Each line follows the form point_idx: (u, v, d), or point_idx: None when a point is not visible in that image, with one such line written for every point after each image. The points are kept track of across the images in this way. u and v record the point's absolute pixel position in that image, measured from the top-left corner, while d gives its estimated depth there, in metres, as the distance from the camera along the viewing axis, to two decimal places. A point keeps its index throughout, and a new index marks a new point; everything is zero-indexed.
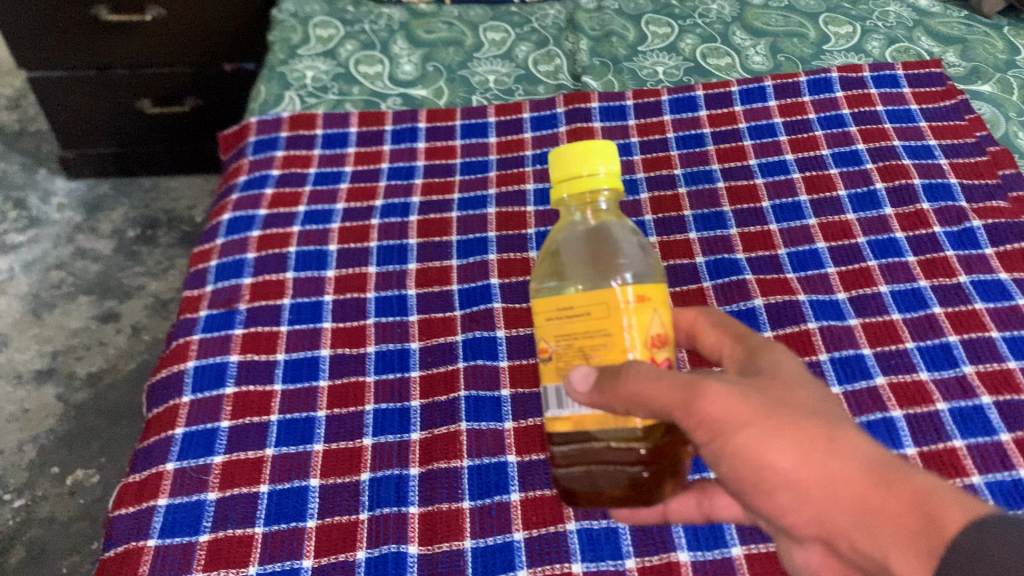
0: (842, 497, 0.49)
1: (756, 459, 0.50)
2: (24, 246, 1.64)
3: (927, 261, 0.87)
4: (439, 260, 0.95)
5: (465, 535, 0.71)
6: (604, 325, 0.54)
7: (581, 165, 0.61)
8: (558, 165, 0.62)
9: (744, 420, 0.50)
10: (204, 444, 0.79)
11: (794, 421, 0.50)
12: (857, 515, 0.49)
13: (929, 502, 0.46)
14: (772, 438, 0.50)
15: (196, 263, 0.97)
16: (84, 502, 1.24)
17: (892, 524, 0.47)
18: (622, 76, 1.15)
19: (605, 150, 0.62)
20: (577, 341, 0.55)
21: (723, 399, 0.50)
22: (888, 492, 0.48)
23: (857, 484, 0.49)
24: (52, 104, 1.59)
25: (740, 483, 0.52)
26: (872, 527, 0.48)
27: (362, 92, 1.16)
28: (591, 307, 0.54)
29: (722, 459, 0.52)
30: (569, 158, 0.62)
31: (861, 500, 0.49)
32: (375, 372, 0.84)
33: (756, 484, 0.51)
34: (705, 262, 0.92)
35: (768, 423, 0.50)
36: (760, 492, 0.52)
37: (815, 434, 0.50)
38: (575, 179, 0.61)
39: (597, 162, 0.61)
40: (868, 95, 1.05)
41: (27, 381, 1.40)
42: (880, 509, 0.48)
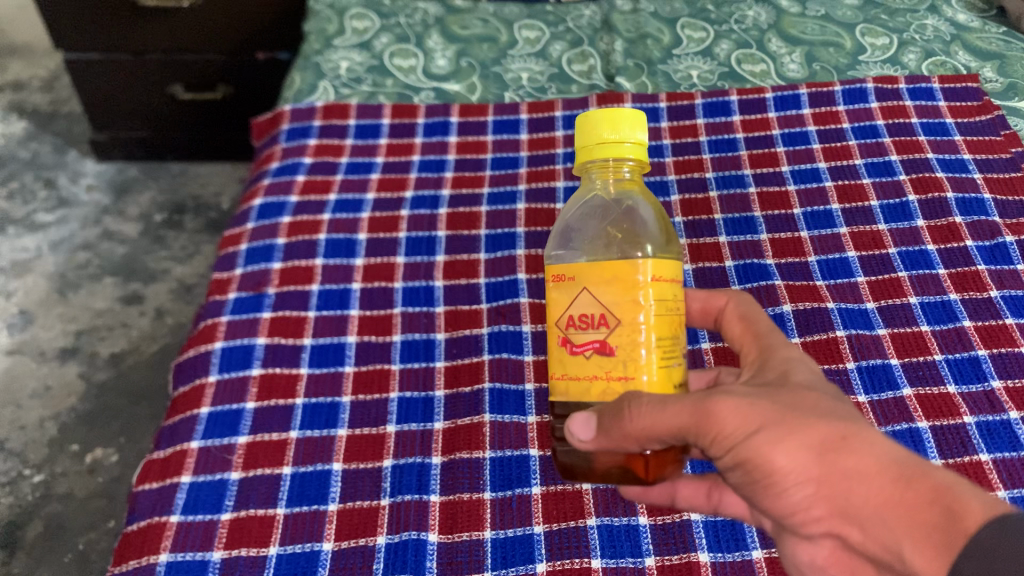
0: (860, 492, 0.48)
1: (766, 463, 0.50)
2: (52, 226, 1.65)
3: (958, 275, 0.87)
4: (467, 253, 0.95)
5: (485, 526, 0.71)
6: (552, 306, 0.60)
7: (612, 133, 0.61)
8: (584, 130, 0.62)
9: (745, 434, 0.50)
10: (229, 424, 0.79)
11: (805, 421, 0.50)
12: (870, 513, 0.48)
13: (949, 497, 0.45)
14: (783, 440, 0.50)
15: (226, 246, 0.98)
16: (103, 481, 1.25)
17: (914, 516, 0.46)
18: (656, 78, 1.15)
19: (634, 118, 0.61)
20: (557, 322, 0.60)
21: (728, 413, 0.50)
22: (907, 488, 0.47)
23: (873, 479, 0.48)
24: (86, 87, 1.60)
25: (751, 483, 0.53)
26: (887, 523, 0.47)
27: (395, 84, 1.17)
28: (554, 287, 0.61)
29: (737, 464, 0.52)
30: (597, 124, 0.61)
31: (878, 494, 0.48)
32: (401, 361, 0.84)
33: (767, 486, 0.52)
34: (734, 266, 0.91)
35: (780, 427, 0.50)
36: (769, 490, 0.52)
37: (827, 433, 0.50)
38: (602, 146, 0.61)
39: (624, 131, 0.61)
40: (903, 107, 1.04)
41: (51, 358, 1.41)
42: (900, 504, 0.47)
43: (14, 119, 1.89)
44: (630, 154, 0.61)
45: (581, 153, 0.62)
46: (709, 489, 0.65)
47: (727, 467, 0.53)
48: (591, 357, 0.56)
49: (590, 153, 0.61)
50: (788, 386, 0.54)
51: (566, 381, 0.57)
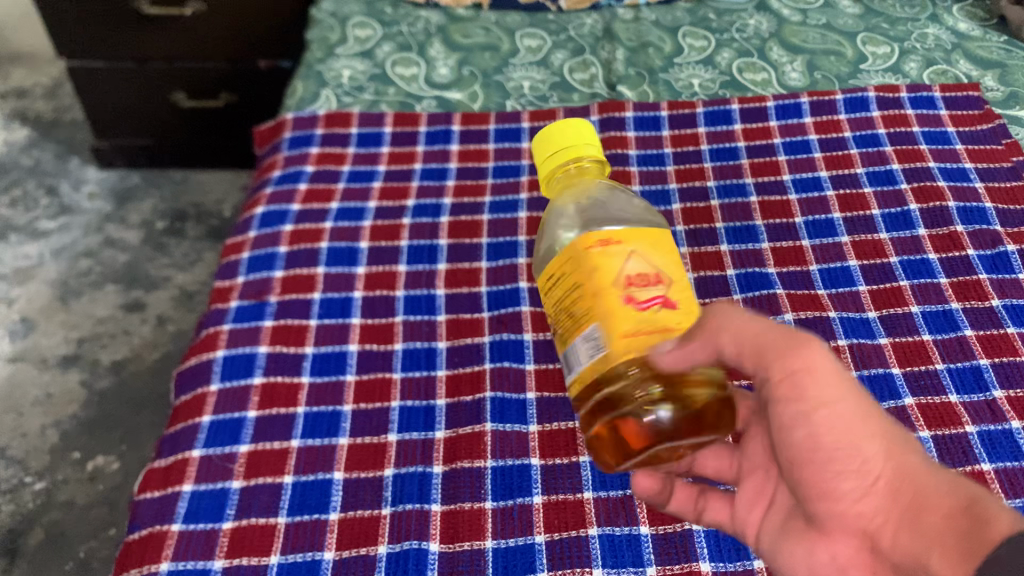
0: (909, 488, 0.55)
1: (839, 432, 0.56)
2: (55, 233, 1.65)
3: (959, 284, 0.87)
4: (469, 262, 0.95)
5: (487, 536, 0.71)
6: (575, 278, 0.59)
7: (574, 136, 0.69)
8: (542, 149, 0.70)
9: (840, 394, 0.57)
10: (230, 433, 0.79)
11: (877, 414, 0.58)
12: (913, 506, 0.55)
13: (975, 503, 0.51)
14: (860, 416, 0.57)
15: (228, 254, 0.98)
16: (104, 489, 1.25)
17: (950, 519, 0.53)
18: (657, 87, 1.15)
19: (590, 134, 0.70)
20: (570, 303, 0.59)
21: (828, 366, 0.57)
22: (951, 493, 0.54)
23: (926, 481, 0.55)
24: (91, 97, 1.61)
25: (808, 446, 0.57)
26: (926, 519, 0.54)
27: (397, 93, 1.17)
28: (563, 268, 0.60)
29: (808, 425, 0.57)
30: (554, 136, 0.69)
31: (926, 496, 0.55)
32: (402, 369, 0.84)
33: (826, 452, 0.57)
34: (736, 275, 0.91)
35: (859, 404, 0.57)
36: (824, 457, 0.57)
37: (893, 431, 0.57)
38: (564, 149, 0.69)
39: (577, 133, 0.69)
40: (904, 116, 1.04)
41: (53, 366, 1.41)
42: (942, 507, 0.54)
43: (17, 127, 1.90)
44: (593, 153, 0.68)
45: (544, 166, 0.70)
46: (696, 495, 0.68)
47: (790, 424, 0.58)
48: (661, 311, 0.57)
49: (555, 159, 0.69)
50: None
51: (638, 338, 0.56)
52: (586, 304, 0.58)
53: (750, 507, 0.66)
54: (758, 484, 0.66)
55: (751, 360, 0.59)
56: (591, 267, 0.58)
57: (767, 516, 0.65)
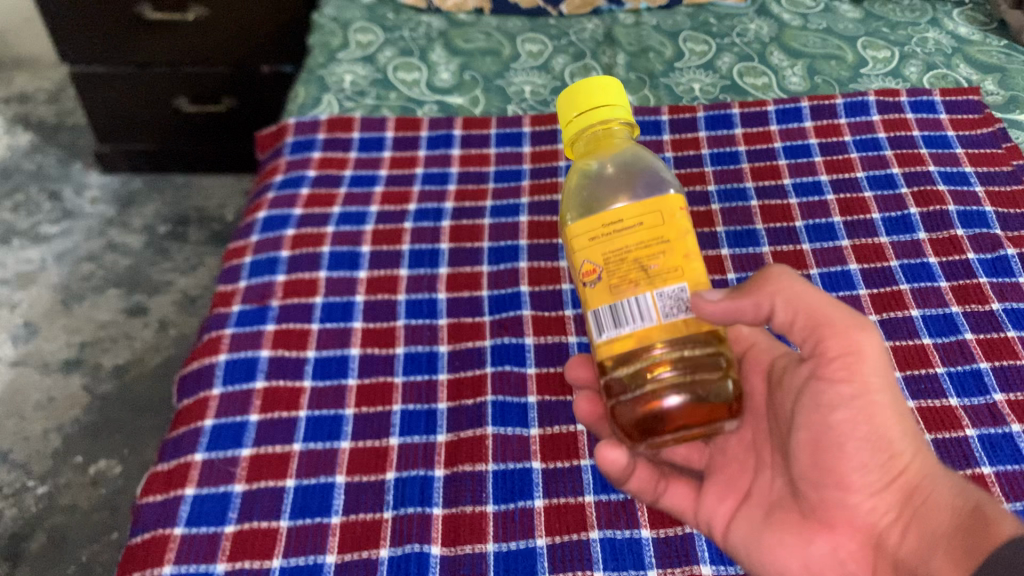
0: (923, 488, 0.58)
1: (874, 417, 0.59)
2: (57, 238, 1.66)
3: (959, 288, 0.87)
4: (470, 266, 0.95)
5: (488, 539, 0.71)
6: (662, 231, 0.58)
7: (598, 97, 0.67)
8: (572, 106, 0.68)
9: (886, 383, 0.59)
10: (232, 436, 0.80)
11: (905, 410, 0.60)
12: (925, 507, 0.58)
13: (984, 506, 0.55)
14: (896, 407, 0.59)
15: (230, 259, 0.98)
16: (106, 493, 1.25)
17: (959, 519, 0.56)
18: (658, 92, 1.15)
19: (616, 92, 0.68)
20: (634, 253, 0.58)
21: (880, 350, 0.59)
22: (962, 495, 0.57)
23: (940, 481, 0.58)
24: (95, 104, 1.62)
25: (841, 431, 0.59)
26: (934, 521, 0.57)
27: (398, 97, 1.18)
28: (645, 217, 0.58)
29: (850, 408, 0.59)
30: (587, 94, 0.67)
31: (938, 497, 0.58)
32: (404, 373, 0.85)
33: (855, 439, 0.59)
34: (736, 279, 0.91)
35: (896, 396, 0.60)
36: (852, 446, 0.59)
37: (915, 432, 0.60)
38: (592, 111, 0.67)
39: (609, 95, 0.67)
40: (904, 120, 1.04)
41: (55, 370, 1.42)
42: (952, 507, 0.57)
43: (20, 131, 1.90)
44: (617, 115, 0.66)
45: (571, 127, 0.68)
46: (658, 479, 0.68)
47: (833, 407, 0.59)
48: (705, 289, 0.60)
49: (580, 121, 0.67)
50: None
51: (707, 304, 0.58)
52: (674, 261, 0.58)
53: (720, 500, 0.67)
54: (732, 475, 0.67)
55: (802, 333, 0.62)
56: (683, 229, 0.59)
57: (739, 510, 0.66)
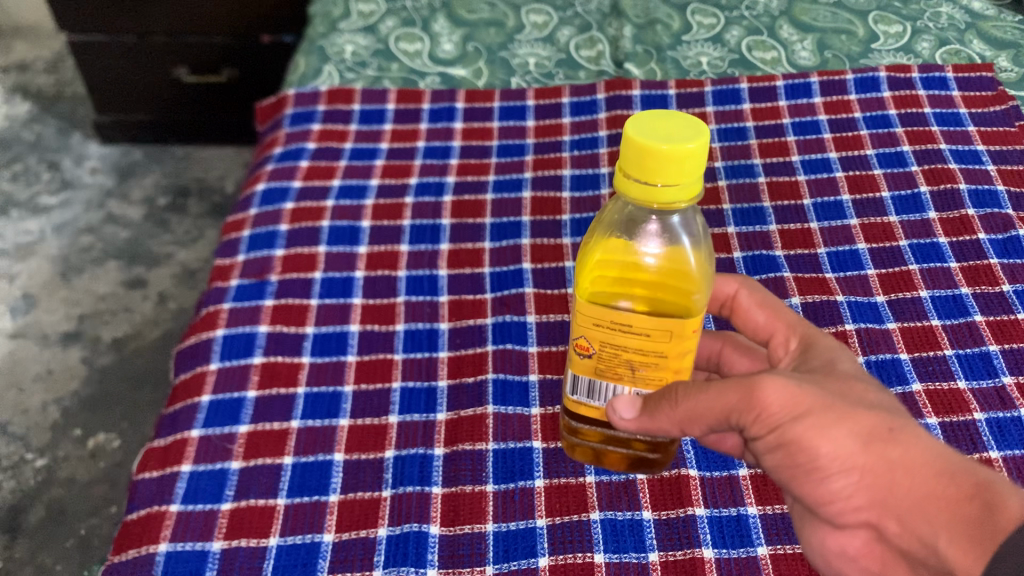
0: (902, 483, 0.52)
1: (810, 448, 0.54)
2: (56, 209, 1.64)
3: (969, 268, 0.85)
4: (472, 242, 0.94)
5: (488, 519, 0.70)
6: (663, 347, 0.56)
7: (654, 172, 0.51)
8: (633, 161, 0.51)
9: (802, 410, 0.53)
10: (230, 413, 0.78)
11: (846, 412, 0.53)
12: (912, 500, 0.52)
13: (983, 493, 0.49)
14: (830, 425, 0.53)
15: (228, 232, 0.97)
16: (105, 466, 1.24)
17: (953, 511, 0.50)
18: (665, 65, 1.13)
19: (678, 153, 0.50)
20: (628, 354, 0.58)
21: (779, 388, 0.53)
22: (951, 481, 0.51)
23: (920, 470, 0.52)
24: (93, 74, 1.60)
25: (791, 467, 0.56)
26: (930, 512, 0.51)
27: (400, 69, 1.16)
28: (654, 333, 0.56)
29: (780, 446, 0.55)
30: (655, 165, 0.50)
31: (923, 487, 0.51)
32: (404, 350, 0.83)
33: (809, 468, 0.55)
34: (742, 257, 0.89)
35: (827, 412, 0.53)
36: (810, 474, 0.55)
37: (875, 424, 0.53)
38: (646, 188, 0.51)
39: (680, 175, 0.51)
40: (915, 97, 1.02)
41: (54, 343, 1.41)
42: (945, 496, 0.50)
43: (18, 101, 1.88)
44: (677, 203, 0.52)
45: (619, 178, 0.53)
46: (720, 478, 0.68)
47: (772, 455, 0.56)
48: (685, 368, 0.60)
49: (631, 190, 0.52)
50: (835, 376, 0.57)
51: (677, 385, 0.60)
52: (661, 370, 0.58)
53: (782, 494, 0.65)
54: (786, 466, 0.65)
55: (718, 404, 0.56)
56: (683, 352, 0.57)
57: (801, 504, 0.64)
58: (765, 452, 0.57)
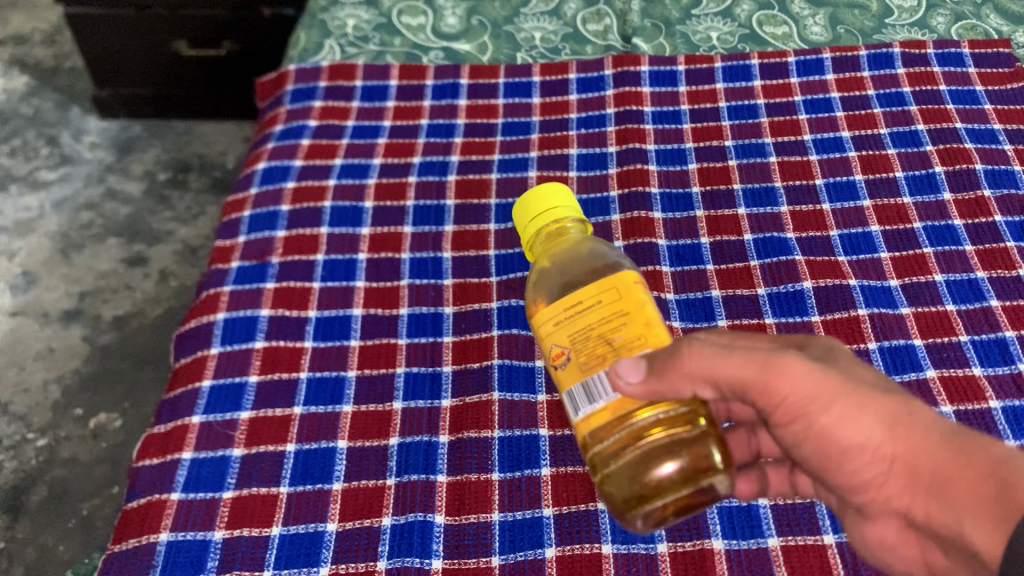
0: (923, 467, 0.52)
1: (836, 438, 0.53)
2: (55, 184, 1.62)
3: (986, 251, 0.83)
4: (477, 224, 0.92)
5: (493, 508, 0.69)
6: (621, 303, 0.56)
7: (546, 201, 0.65)
8: (521, 213, 0.66)
9: (826, 399, 0.52)
10: (232, 398, 0.77)
11: (867, 397, 0.53)
12: (936, 481, 0.52)
13: (1002, 471, 0.50)
14: (854, 412, 0.52)
15: (228, 213, 0.96)
16: (107, 446, 1.24)
17: (972, 491, 0.50)
18: (674, 40, 1.11)
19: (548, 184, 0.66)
20: (597, 330, 0.55)
21: (804, 372, 0.52)
22: (967, 461, 0.51)
23: (939, 451, 0.52)
24: (90, 43, 1.57)
25: (817, 458, 0.55)
26: (952, 492, 0.52)
27: (403, 44, 1.13)
28: (602, 294, 0.56)
29: (806, 438, 0.54)
30: (535, 198, 0.65)
31: (943, 469, 0.52)
32: (408, 335, 0.82)
33: (834, 458, 0.54)
34: (753, 240, 0.87)
35: (851, 399, 0.53)
36: (835, 465, 0.54)
37: (893, 408, 0.53)
38: (546, 211, 0.64)
39: (558, 195, 0.65)
40: (931, 74, 1.00)
41: (54, 321, 1.40)
42: (962, 476, 0.51)
43: (16, 74, 1.85)
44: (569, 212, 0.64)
45: (523, 232, 0.66)
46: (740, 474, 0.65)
47: (796, 443, 0.55)
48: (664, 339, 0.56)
49: (534, 226, 0.65)
50: (847, 359, 0.57)
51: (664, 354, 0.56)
52: (637, 329, 0.55)
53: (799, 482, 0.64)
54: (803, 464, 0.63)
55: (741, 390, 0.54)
56: (643, 299, 0.56)
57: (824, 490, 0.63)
58: (787, 444, 0.56)
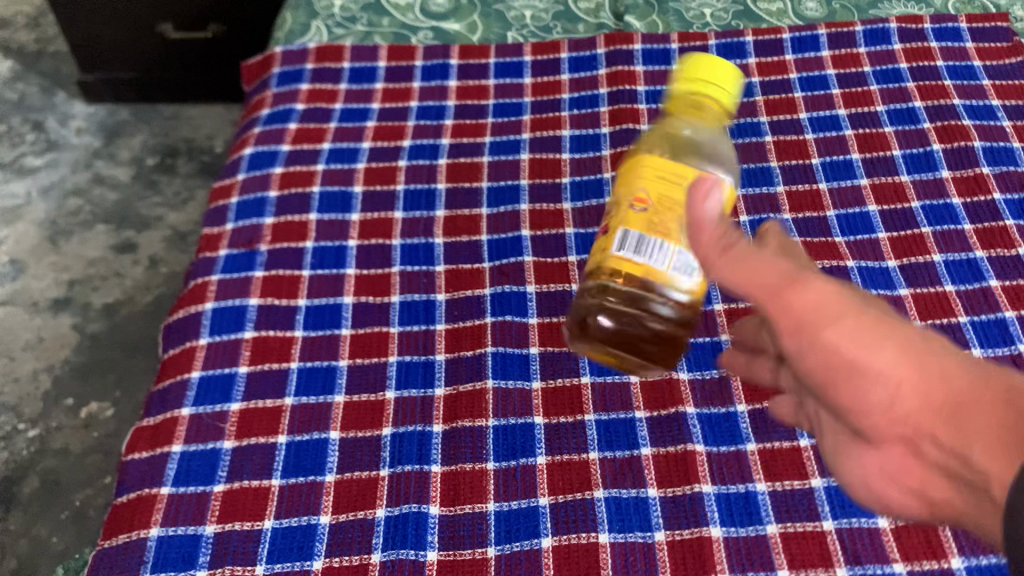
0: (934, 393, 0.46)
1: (843, 352, 0.48)
2: (42, 170, 1.60)
3: (984, 230, 0.82)
4: (469, 208, 0.91)
5: (489, 498, 0.69)
6: None
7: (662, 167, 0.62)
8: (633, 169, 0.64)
9: (837, 313, 0.48)
10: (221, 389, 0.76)
11: (882, 321, 0.49)
12: (948, 407, 0.46)
13: None
14: (865, 330, 0.48)
15: (215, 199, 0.94)
16: (99, 436, 1.23)
17: (989, 417, 0.44)
18: (667, 17, 1.09)
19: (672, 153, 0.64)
20: None
21: (823, 289, 0.49)
22: (984, 389, 0.45)
23: (952, 381, 0.47)
24: (74, 28, 1.54)
25: (816, 373, 0.49)
26: (970, 420, 0.45)
27: (392, 24, 1.11)
28: None
29: (810, 349, 0.49)
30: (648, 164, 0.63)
31: (956, 396, 0.46)
32: (400, 323, 0.81)
33: (838, 372, 0.48)
34: (748, 221, 0.86)
35: (862, 318, 0.48)
36: (837, 382, 0.48)
37: (911, 339, 0.48)
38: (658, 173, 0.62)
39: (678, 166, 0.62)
40: (928, 49, 0.98)
41: (43, 310, 1.38)
42: (978, 404, 0.45)
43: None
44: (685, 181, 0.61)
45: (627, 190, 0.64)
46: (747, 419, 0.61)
47: (796, 354, 0.49)
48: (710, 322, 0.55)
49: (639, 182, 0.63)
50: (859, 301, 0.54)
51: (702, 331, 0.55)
52: None
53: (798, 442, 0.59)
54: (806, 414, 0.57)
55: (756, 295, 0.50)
56: None
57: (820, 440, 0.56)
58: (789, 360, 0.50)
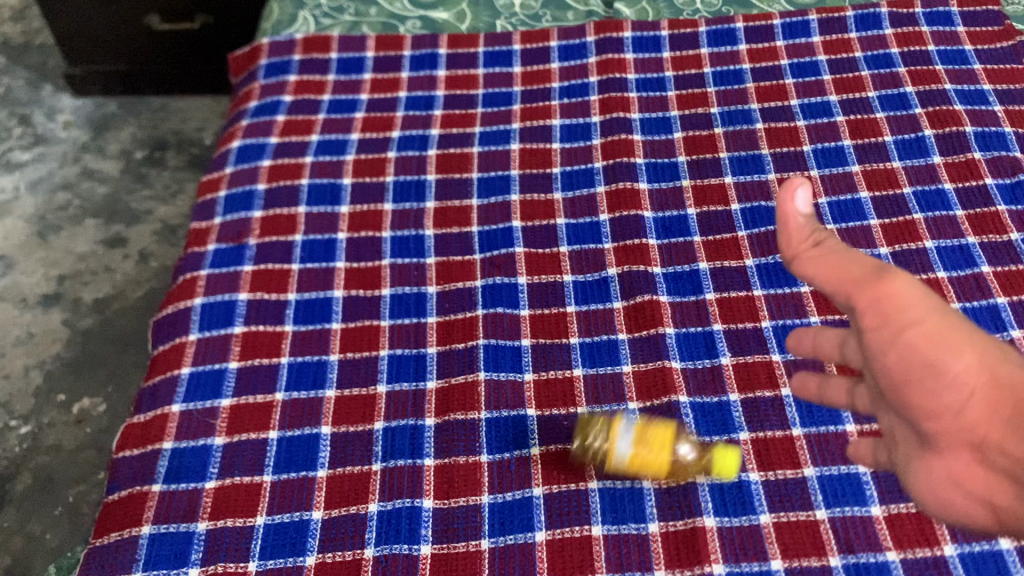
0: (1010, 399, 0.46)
1: (923, 352, 0.48)
2: (30, 165, 1.59)
3: (976, 216, 0.82)
4: (459, 199, 0.90)
5: (482, 491, 0.68)
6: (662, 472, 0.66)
7: None
8: None
9: (922, 312, 0.48)
10: (211, 385, 0.76)
11: (963, 323, 0.48)
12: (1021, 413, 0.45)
13: None
14: (947, 332, 0.48)
15: (203, 193, 0.93)
16: (91, 432, 1.22)
17: None
18: (657, 4, 1.08)
19: None
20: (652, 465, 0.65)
21: (909, 288, 0.49)
22: None
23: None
24: (59, 21, 1.53)
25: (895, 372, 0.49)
26: None
27: (379, 13, 1.09)
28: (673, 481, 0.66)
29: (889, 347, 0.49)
30: None
31: None
32: (391, 316, 0.80)
33: (916, 373, 0.48)
34: (740, 209, 0.86)
35: (944, 320, 0.48)
36: (914, 381, 0.48)
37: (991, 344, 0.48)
38: None
39: None
40: (919, 34, 0.98)
41: (33, 305, 1.38)
42: None
43: None
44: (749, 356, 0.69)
45: None
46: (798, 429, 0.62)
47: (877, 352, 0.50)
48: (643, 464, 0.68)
49: None
50: None
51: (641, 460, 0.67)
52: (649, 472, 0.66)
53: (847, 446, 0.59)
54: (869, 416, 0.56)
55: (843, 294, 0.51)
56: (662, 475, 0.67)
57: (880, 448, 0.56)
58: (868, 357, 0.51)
